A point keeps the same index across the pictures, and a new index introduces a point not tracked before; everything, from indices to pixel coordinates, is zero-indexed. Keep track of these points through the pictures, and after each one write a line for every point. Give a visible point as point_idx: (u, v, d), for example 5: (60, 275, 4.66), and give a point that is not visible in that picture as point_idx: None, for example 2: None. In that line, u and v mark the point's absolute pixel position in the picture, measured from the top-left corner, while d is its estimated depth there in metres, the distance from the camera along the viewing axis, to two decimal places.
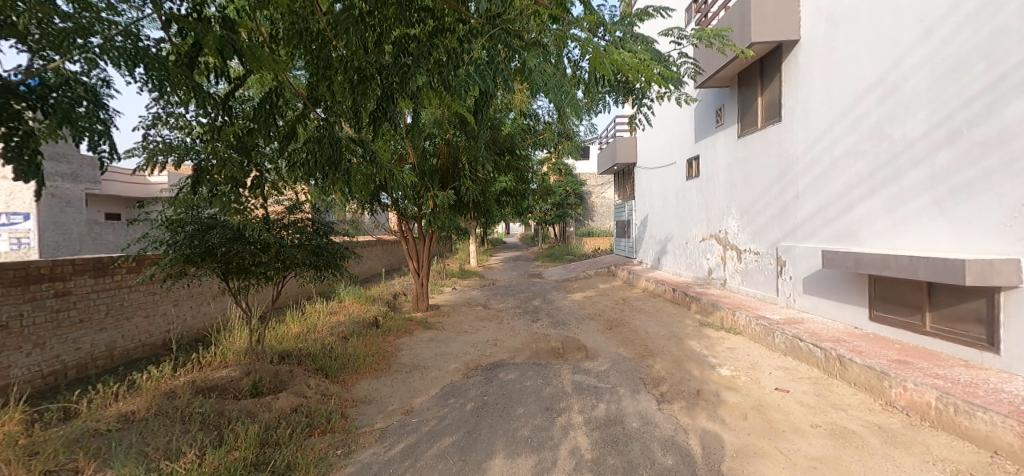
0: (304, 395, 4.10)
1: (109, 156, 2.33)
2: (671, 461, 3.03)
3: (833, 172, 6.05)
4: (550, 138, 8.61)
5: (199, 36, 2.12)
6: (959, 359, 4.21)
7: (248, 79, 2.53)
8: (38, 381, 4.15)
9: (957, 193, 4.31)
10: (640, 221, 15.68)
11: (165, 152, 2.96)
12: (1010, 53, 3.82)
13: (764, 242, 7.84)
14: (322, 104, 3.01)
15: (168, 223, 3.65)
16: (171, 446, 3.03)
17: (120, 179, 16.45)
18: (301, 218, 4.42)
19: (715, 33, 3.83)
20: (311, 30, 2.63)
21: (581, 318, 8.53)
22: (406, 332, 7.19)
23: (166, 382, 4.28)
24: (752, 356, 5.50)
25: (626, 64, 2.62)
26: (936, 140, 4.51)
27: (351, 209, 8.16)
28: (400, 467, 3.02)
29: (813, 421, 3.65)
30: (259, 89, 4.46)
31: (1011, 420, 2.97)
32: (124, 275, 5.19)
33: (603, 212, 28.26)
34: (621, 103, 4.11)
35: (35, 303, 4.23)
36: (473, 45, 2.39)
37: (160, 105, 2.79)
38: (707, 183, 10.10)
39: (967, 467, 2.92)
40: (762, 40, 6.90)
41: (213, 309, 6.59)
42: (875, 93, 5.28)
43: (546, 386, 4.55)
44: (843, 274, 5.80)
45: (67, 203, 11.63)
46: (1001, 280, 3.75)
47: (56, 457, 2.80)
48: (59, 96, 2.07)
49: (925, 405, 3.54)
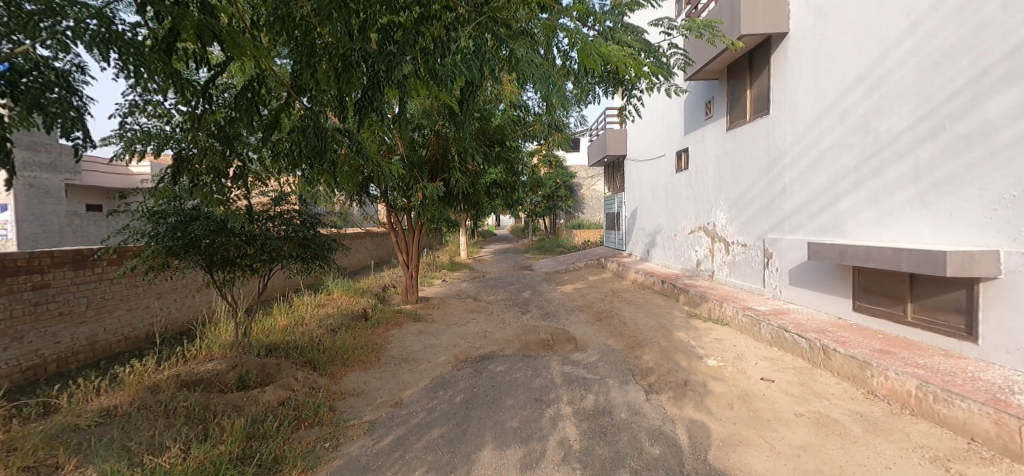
0: (291, 388, 4.05)
1: (84, 143, 2.26)
2: (658, 451, 3.06)
3: (819, 165, 6.12)
4: (540, 130, 8.52)
5: (176, 22, 2.01)
6: (938, 348, 4.32)
7: (228, 66, 2.44)
8: (17, 376, 4.05)
9: (939, 186, 4.38)
10: (631, 214, 15.72)
11: (143, 141, 2.85)
12: (994, 47, 3.85)
13: (751, 235, 7.95)
14: (307, 93, 2.94)
15: (149, 215, 3.57)
16: (155, 441, 2.99)
17: (100, 169, 16.15)
18: (287, 210, 4.33)
19: (705, 23, 3.83)
20: (293, 15, 2.43)
21: (571, 309, 8.56)
22: (395, 325, 7.15)
23: (150, 377, 4.21)
24: (738, 347, 5.57)
25: (615, 56, 2.61)
26: (920, 133, 4.57)
27: (340, 201, 8.08)
28: (389, 459, 3.02)
29: (797, 410, 3.71)
30: (241, 77, 4.41)
31: (987, 408, 3.05)
32: (105, 268, 5.08)
33: (592, 205, 28.53)
34: (610, 94, 4.10)
35: (12, 296, 4.11)
36: (460, 34, 2.33)
37: (137, 92, 2.73)
38: (696, 176, 10.16)
39: (946, 453, 3.00)
40: (751, 33, 6.90)
41: (197, 302, 6.49)
42: (861, 86, 5.32)
43: (535, 378, 4.56)
44: (828, 266, 5.89)
45: (46, 194, 11.30)
46: (982, 270, 3.81)
47: (35, 453, 2.72)
48: (30, 81, 2.00)
49: (906, 394, 3.61)
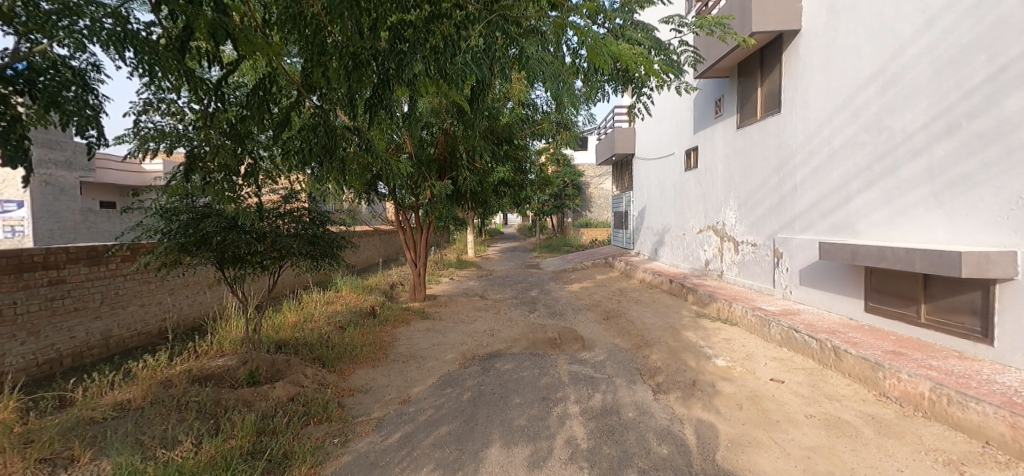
0: (301, 384, 4.10)
1: (99, 142, 2.29)
2: (666, 451, 3.04)
3: (831, 163, 6.04)
4: (548, 128, 8.50)
5: (190, 20, 2.04)
6: (952, 350, 4.25)
7: (240, 64, 2.46)
8: (33, 370, 4.12)
9: (954, 185, 4.31)
10: (639, 212, 15.62)
11: (156, 138, 2.89)
12: (1011, 44, 3.79)
13: (761, 234, 7.87)
14: (317, 91, 2.95)
15: (161, 212, 3.61)
16: (167, 435, 3.04)
17: (114, 166, 16.44)
18: (297, 208, 4.37)
19: (717, 20, 3.80)
20: (305, 14, 2.46)
21: (578, 308, 8.55)
22: (403, 322, 7.19)
23: (162, 371, 4.27)
24: (747, 347, 5.53)
25: (625, 54, 2.59)
26: (935, 131, 4.50)
27: (349, 198, 8.14)
28: (397, 456, 3.04)
29: (807, 411, 3.68)
30: (253, 75, 4.46)
31: (1002, 411, 3.00)
32: (119, 263, 5.16)
33: (601, 204, 28.44)
34: (620, 92, 4.07)
35: (28, 291, 4.19)
36: (470, 33, 2.34)
37: (151, 90, 2.76)
38: (705, 174, 10.07)
39: (959, 457, 2.96)
40: (762, 31, 6.85)
41: (208, 298, 6.58)
42: (874, 84, 5.25)
43: (543, 376, 4.56)
44: (839, 266, 5.82)
45: (61, 191, 11.47)
46: (998, 271, 3.75)
47: (51, 445, 2.77)
48: (47, 79, 2.04)
49: (919, 396, 3.56)
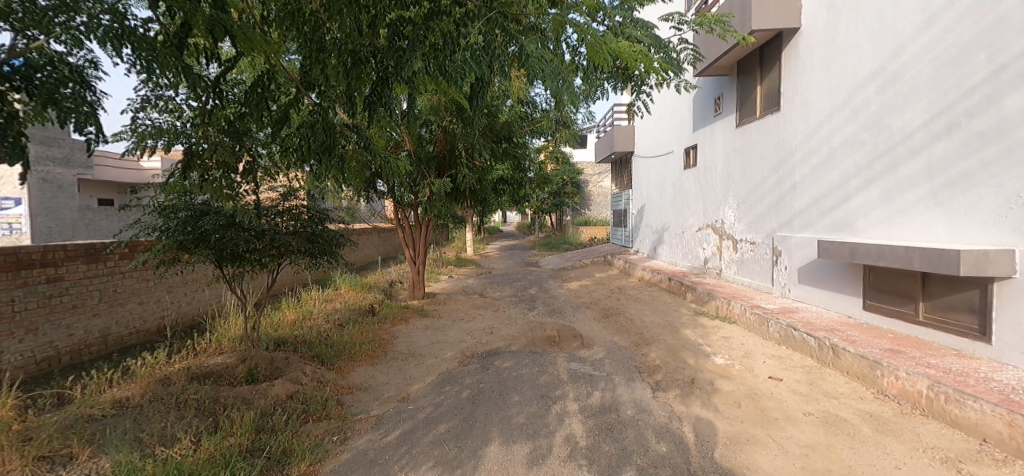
0: (300, 382, 4.10)
1: (96, 139, 2.28)
2: (665, 449, 3.05)
3: (831, 162, 6.04)
4: (547, 126, 8.49)
5: (188, 17, 2.02)
6: (950, 348, 4.26)
7: (239, 61, 2.44)
8: (31, 367, 4.11)
9: (954, 184, 4.31)
10: (638, 210, 15.63)
11: (154, 136, 2.87)
12: (1011, 43, 3.78)
13: (760, 233, 7.88)
14: (316, 88, 2.93)
15: (160, 209, 3.59)
16: (166, 432, 3.03)
17: (111, 164, 16.42)
18: (296, 205, 4.36)
19: (716, 18, 3.81)
20: (303, 11, 2.43)
21: (577, 306, 8.56)
22: (402, 320, 7.19)
23: (161, 369, 4.27)
24: (745, 345, 5.54)
25: (625, 52, 2.58)
26: (935, 130, 4.50)
27: (348, 196, 8.13)
28: (396, 454, 3.04)
29: (805, 409, 3.69)
30: (251, 72, 4.44)
31: (1000, 409, 3.01)
32: (117, 261, 5.15)
33: (600, 202, 28.44)
34: (620, 90, 4.06)
35: (26, 289, 4.18)
36: (470, 30, 2.33)
37: (148, 87, 2.74)
38: (705, 173, 10.07)
39: (956, 454, 2.96)
40: (763, 29, 6.83)
41: (207, 296, 6.57)
42: (874, 83, 5.25)
43: (542, 374, 4.57)
44: (838, 265, 5.83)
45: (59, 189, 11.43)
46: (996, 270, 3.76)
47: (50, 443, 2.76)
48: (44, 77, 2.03)
49: (917, 394, 3.57)
